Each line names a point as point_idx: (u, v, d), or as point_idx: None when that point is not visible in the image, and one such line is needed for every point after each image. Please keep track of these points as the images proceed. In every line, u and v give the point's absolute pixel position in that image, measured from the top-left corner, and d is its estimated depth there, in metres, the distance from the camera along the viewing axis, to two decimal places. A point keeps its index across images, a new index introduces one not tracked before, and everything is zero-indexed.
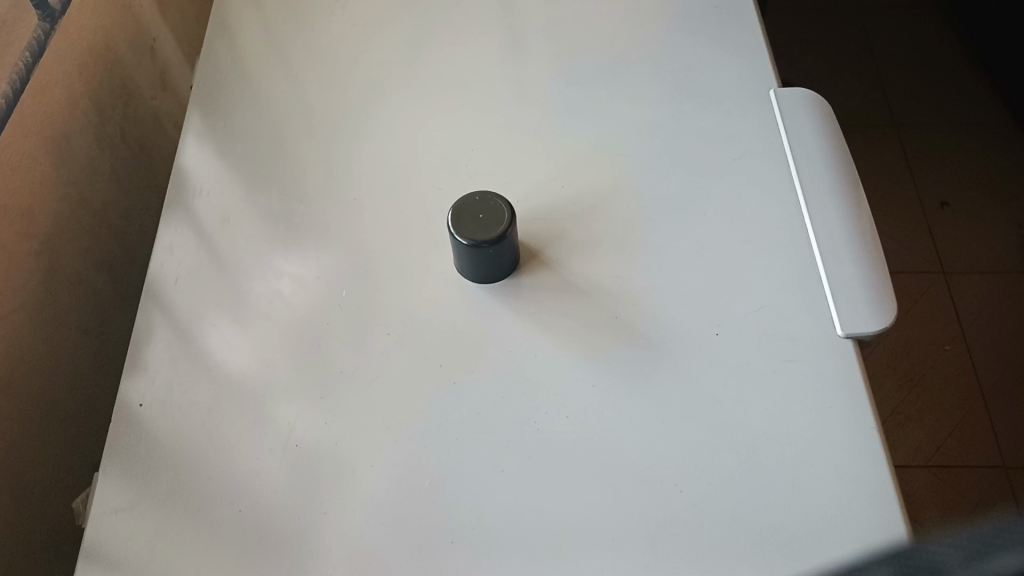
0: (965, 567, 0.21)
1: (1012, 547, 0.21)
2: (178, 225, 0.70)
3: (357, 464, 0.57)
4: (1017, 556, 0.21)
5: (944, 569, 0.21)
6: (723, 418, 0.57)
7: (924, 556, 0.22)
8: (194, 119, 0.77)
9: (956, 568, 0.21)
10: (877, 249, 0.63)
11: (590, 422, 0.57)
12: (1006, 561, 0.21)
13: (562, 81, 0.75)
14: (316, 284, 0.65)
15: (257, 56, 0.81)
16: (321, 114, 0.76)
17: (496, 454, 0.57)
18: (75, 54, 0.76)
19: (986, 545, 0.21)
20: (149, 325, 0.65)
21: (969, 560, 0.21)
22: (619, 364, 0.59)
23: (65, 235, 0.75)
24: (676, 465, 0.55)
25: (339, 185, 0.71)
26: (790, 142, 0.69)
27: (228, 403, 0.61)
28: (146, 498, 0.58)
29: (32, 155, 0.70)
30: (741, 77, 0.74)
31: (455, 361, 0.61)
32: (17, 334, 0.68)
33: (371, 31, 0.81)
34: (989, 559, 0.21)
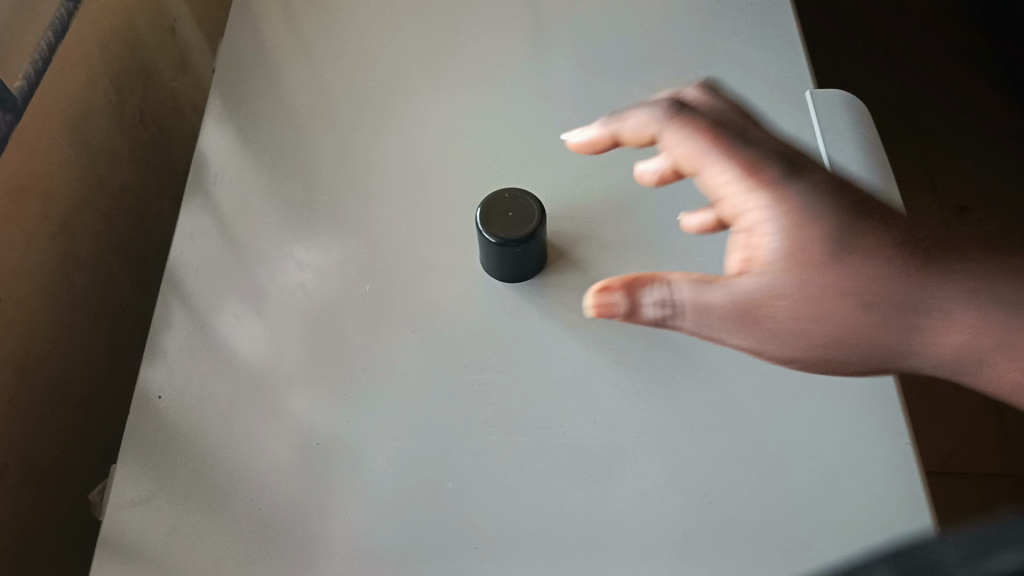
0: (965, 566, 0.21)
1: (1009, 545, 0.20)
2: (198, 213, 0.69)
3: (380, 463, 0.56)
4: (1014, 554, 0.20)
5: (944, 569, 0.21)
6: (754, 428, 0.56)
7: (924, 553, 0.22)
8: (215, 104, 0.75)
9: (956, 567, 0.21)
10: None
11: (617, 428, 0.56)
12: (1005, 560, 0.20)
13: (593, 76, 0.74)
14: (337, 278, 0.64)
15: (279, 41, 0.79)
16: (346, 102, 0.74)
17: (522, 457, 0.56)
18: (96, 34, 0.74)
19: (983, 544, 0.21)
20: (167, 314, 0.64)
21: (969, 559, 0.21)
22: (648, 369, 0.58)
23: (82, 217, 0.74)
24: (705, 475, 0.54)
25: (363, 176, 0.69)
26: (821, 140, 0.68)
27: (248, 395, 0.60)
28: (164, 491, 0.57)
29: (50, 135, 0.69)
30: (776, 80, 0.73)
31: (479, 362, 0.60)
32: (34, 318, 0.67)
33: (396, 18, 0.80)
34: (986, 556, 0.20)
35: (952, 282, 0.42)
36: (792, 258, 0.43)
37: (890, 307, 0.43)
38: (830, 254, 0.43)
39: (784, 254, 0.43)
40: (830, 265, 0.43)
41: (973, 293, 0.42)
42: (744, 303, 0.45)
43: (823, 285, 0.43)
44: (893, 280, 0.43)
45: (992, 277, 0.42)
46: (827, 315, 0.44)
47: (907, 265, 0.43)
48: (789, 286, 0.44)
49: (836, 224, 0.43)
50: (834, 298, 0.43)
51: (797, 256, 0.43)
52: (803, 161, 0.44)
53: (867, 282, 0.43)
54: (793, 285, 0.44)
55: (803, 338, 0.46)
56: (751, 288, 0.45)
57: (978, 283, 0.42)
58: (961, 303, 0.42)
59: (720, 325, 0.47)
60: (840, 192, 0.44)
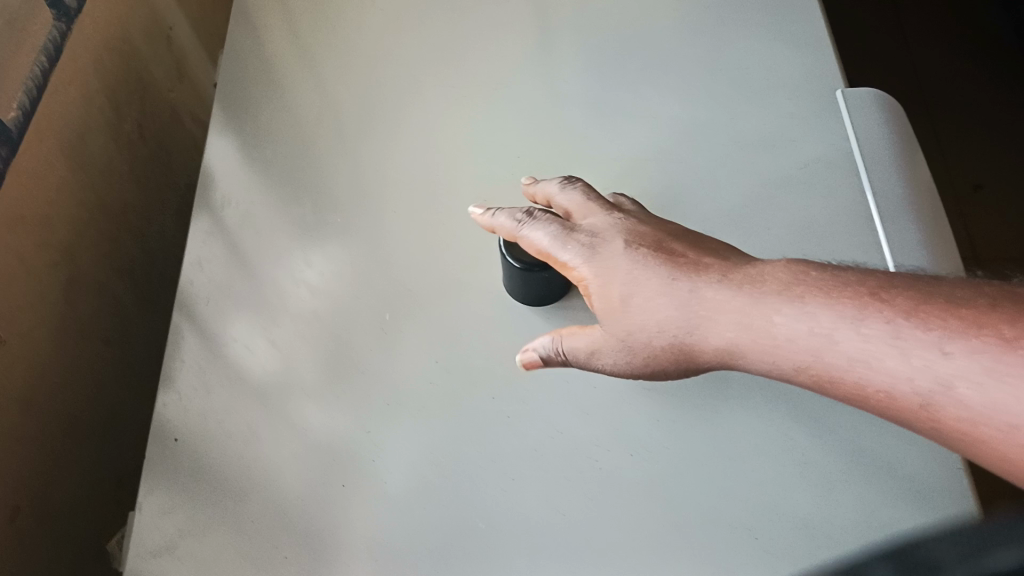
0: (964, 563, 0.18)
1: (1008, 542, 0.17)
2: (206, 239, 0.66)
3: (407, 503, 0.54)
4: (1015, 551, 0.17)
5: (940, 568, 0.18)
6: (797, 456, 0.54)
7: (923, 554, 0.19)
8: (218, 121, 0.72)
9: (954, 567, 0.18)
10: (950, 265, 0.60)
11: (654, 460, 0.54)
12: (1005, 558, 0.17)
13: (610, 79, 0.70)
14: (353, 302, 0.62)
15: (281, 50, 0.76)
16: (354, 115, 0.71)
17: (557, 493, 0.53)
18: (90, 49, 0.71)
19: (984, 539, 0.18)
20: (178, 349, 0.61)
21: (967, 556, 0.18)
22: (685, 395, 0.56)
23: (83, 242, 0.71)
24: (749, 508, 0.52)
25: (376, 195, 0.66)
26: (856, 147, 0.66)
27: (268, 434, 0.57)
28: (187, 537, 0.55)
29: (48, 160, 0.66)
30: (802, 78, 0.70)
31: (507, 391, 0.57)
32: (40, 352, 0.65)
33: (402, 23, 0.76)
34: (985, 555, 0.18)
35: (745, 286, 0.44)
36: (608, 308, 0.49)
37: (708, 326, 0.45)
38: (641, 287, 0.47)
39: (606, 297, 0.49)
40: (643, 296, 0.47)
41: (760, 288, 0.44)
42: (600, 349, 0.50)
43: (640, 317, 0.47)
44: (697, 295, 0.46)
45: (800, 286, 0.42)
46: (657, 344, 0.47)
47: (708, 291, 0.45)
48: (617, 324, 0.48)
49: (636, 267, 0.48)
50: (651, 327, 0.47)
51: (610, 305, 0.49)
52: (610, 225, 0.51)
53: (674, 304, 0.46)
54: (621, 328, 0.48)
55: (661, 370, 0.49)
56: (596, 335, 0.50)
57: (762, 280, 0.44)
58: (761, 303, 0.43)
59: (595, 369, 0.52)
60: (642, 237, 0.50)
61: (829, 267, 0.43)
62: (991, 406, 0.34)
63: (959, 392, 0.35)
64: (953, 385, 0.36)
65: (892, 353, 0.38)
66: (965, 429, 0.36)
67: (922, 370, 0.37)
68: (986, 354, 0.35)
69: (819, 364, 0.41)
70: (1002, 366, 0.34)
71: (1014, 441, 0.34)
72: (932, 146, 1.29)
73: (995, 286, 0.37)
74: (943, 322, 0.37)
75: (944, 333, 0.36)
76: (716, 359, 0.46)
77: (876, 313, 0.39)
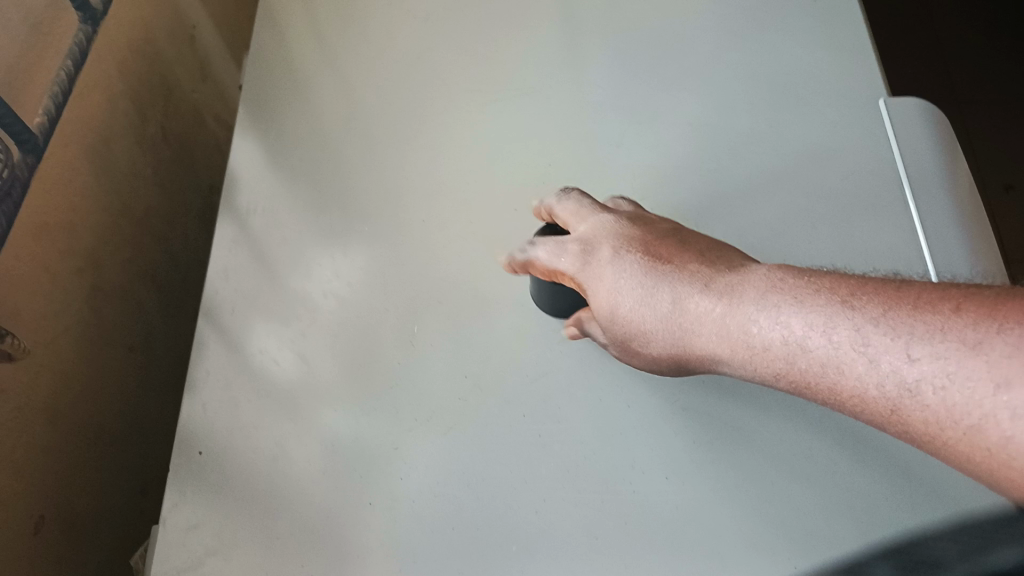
0: (964, 562, 0.22)
1: None
2: (231, 248, 0.65)
3: (436, 522, 0.53)
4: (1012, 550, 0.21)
5: None
6: (839, 481, 0.52)
7: None
8: (245, 127, 0.71)
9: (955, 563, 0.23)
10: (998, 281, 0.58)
11: (690, 484, 0.52)
12: None
13: (644, 84, 0.69)
14: (378, 313, 0.60)
15: (307, 54, 0.75)
16: (381, 120, 0.70)
17: (591, 515, 0.52)
18: (114, 52, 0.70)
19: None
20: (202, 359, 0.60)
21: (965, 555, 0.23)
22: (722, 417, 0.54)
23: (107, 247, 0.70)
24: (790, 535, 0.51)
25: (403, 204, 0.65)
26: (899, 158, 0.64)
27: (294, 449, 0.56)
28: (213, 555, 0.54)
29: (72, 165, 0.65)
30: (844, 85, 0.67)
31: (539, 409, 0.55)
32: (64, 360, 0.64)
33: (430, 25, 0.75)
34: (980, 554, 0.22)
35: (724, 293, 0.43)
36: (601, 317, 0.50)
37: (689, 338, 0.45)
38: (625, 297, 0.47)
39: (597, 306, 0.50)
40: (626, 310, 0.47)
41: (737, 297, 0.42)
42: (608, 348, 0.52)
43: (625, 328, 0.48)
44: (678, 306, 0.45)
45: (776, 291, 0.41)
46: (649, 350, 0.48)
47: (688, 300, 0.45)
48: (610, 331, 0.50)
49: (621, 277, 0.48)
50: (640, 335, 0.48)
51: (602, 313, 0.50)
52: (601, 232, 0.51)
53: (656, 313, 0.46)
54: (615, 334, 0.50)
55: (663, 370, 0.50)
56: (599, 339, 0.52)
57: (741, 288, 0.43)
58: (734, 316, 0.42)
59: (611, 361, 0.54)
60: (630, 244, 0.49)
61: (811, 270, 0.42)
62: (953, 408, 0.33)
63: (924, 396, 0.34)
64: (919, 391, 0.35)
65: (859, 359, 0.37)
66: (932, 431, 0.35)
67: (890, 374, 0.36)
68: (952, 358, 0.33)
69: (796, 370, 0.40)
70: (962, 369, 0.33)
71: (976, 442, 0.33)
72: (963, 146, 1.26)
73: (967, 286, 0.36)
74: (910, 328, 0.35)
75: (909, 337, 0.35)
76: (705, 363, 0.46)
77: (845, 321, 0.37)
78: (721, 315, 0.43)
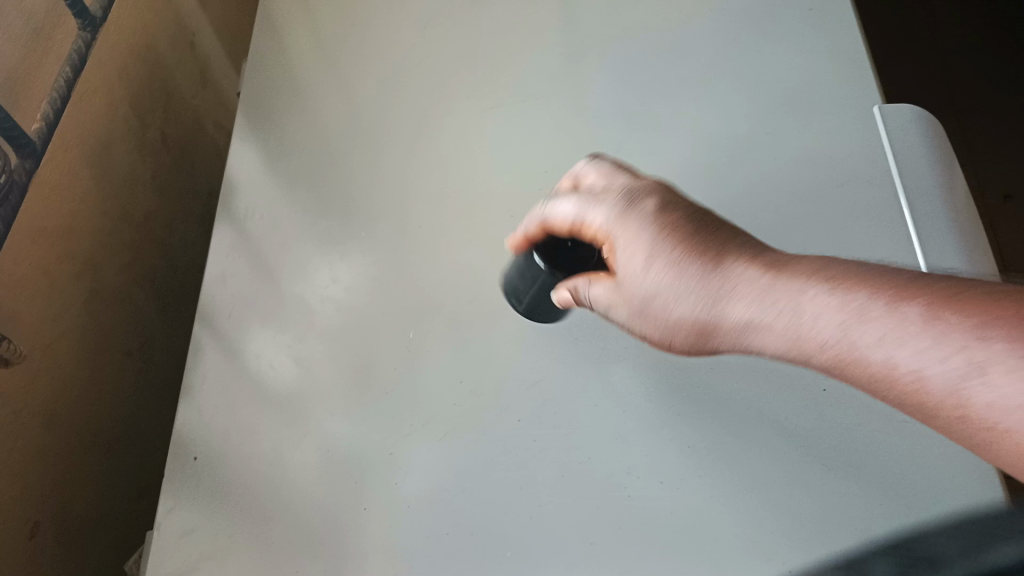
0: (965, 558, 0.19)
1: (1010, 538, 0.19)
2: (230, 255, 0.66)
3: (431, 528, 0.53)
4: (1015, 546, 0.18)
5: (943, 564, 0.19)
6: (836, 487, 0.52)
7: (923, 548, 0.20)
8: (244, 134, 0.72)
9: (958, 559, 0.19)
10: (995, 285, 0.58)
11: (686, 488, 0.52)
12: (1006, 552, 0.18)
13: (643, 91, 0.69)
14: (374, 319, 0.61)
15: (307, 61, 0.76)
16: (380, 126, 0.70)
17: (586, 519, 0.52)
18: (114, 58, 0.71)
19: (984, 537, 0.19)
20: (199, 365, 0.61)
21: (969, 551, 0.19)
22: (718, 423, 0.54)
23: (106, 252, 0.70)
24: (786, 541, 0.50)
25: (401, 211, 0.65)
26: (894, 163, 0.64)
27: (291, 455, 0.57)
28: (207, 560, 0.54)
29: (72, 170, 0.65)
30: (843, 91, 0.68)
31: (535, 413, 0.56)
32: (62, 364, 0.64)
33: (429, 32, 0.75)
34: (986, 551, 0.19)
35: (776, 264, 0.40)
36: (626, 269, 0.45)
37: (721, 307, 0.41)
38: (663, 250, 0.43)
39: (625, 258, 0.45)
40: (650, 273, 0.43)
41: (787, 269, 0.40)
42: (613, 309, 0.48)
43: (647, 293, 0.44)
44: (722, 268, 0.41)
45: (838, 270, 0.38)
46: (671, 312, 0.44)
47: (733, 264, 0.41)
48: (631, 288, 0.45)
49: (659, 229, 0.44)
50: (668, 292, 0.43)
51: (629, 262, 0.45)
52: (642, 189, 0.47)
53: (696, 270, 0.42)
54: (636, 290, 0.45)
55: (674, 338, 0.46)
56: (611, 296, 0.47)
57: (797, 261, 0.40)
58: (781, 286, 0.39)
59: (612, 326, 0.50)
60: (674, 204, 0.45)
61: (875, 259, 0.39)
62: (1007, 397, 0.31)
63: (980, 385, 0.32)
64: (977, 378, 0.32)
65: (922, 337, 0.34)
66: (982, 422, 0.33)
67: (951, 357, 0.33)
68: (967, 353, 0.33)
69: (843, 341, 0.37)
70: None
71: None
72: (963, 154, 1.26)
73: None
74: (980, 315, 0.33)
75: (979, 323, 0.33)
76: (731, 330, 0.42)
77: (912, 300, 0.35)
78: (768, 284, 0.40)
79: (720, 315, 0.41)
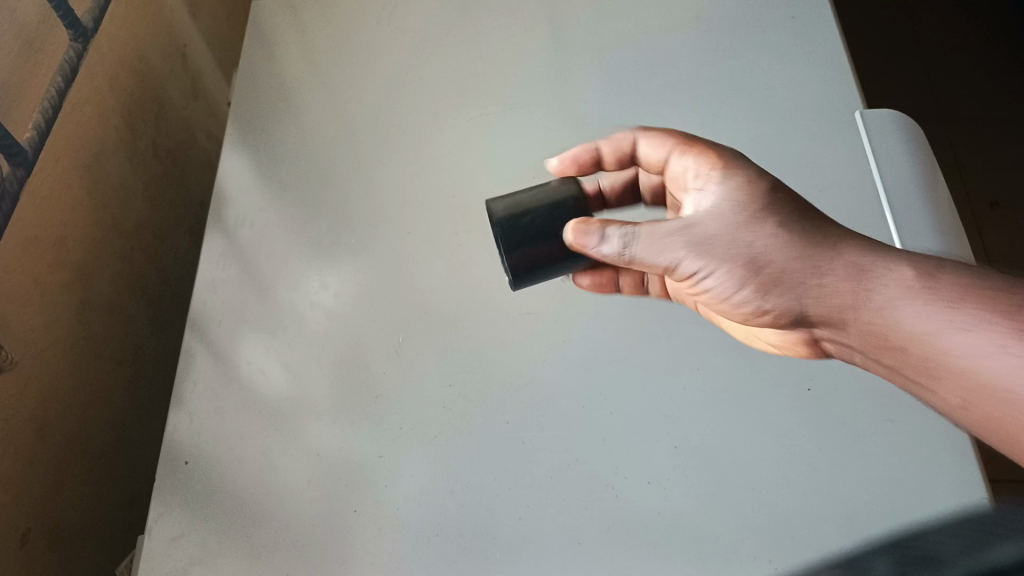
0: (964, 557, 0.17)
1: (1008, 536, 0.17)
2: (220, 261, 0.66)
3: (420, 529, 0.54)
4: (1015, 545, 0.17)
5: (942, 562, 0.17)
6: (821, 484, 0.52)
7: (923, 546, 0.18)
8: (235, 142, 0.73)
9: (957, 560, 0.17)
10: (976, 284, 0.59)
11: (673, 487, 0.53)
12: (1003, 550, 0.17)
13: (628, 98, 0.70)
14: (364, 323, 0.61)
15: (296, 71, 0.77)
16: (369, 134, 0.71)
17: (574, 519, 0.53)
18: (106, 69, 0.71)
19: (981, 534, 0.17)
20: (190, 369, 0.62)
21: (969, 549, 0.17)
22: (705, 422, 0.55)
23: (97, 260, 0.71)
24: (772, 538, 0.51)
25: (389, 217, 0.66)
26: (876, 168, 0.65)
27: (281, 458, 0.57)
28: (197, 565, 0.55)
29: (64, 179, 0.66)
30: (824, 97, 0.69)
31: (523, 415, 0.56)
32: (53, 372, 0.64)
33: (418, 41, 0.76)
34: (986, 549, 0.17)
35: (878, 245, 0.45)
36: (739, 192, 0.47)
37: (787, 258, 0.44)
38: (787, 196, 0.46)
39: (745, 185, 0.47)
40: (728, 219, 0.46)
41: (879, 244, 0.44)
42: (687, 230, 0.47)
43: (715, 234, 0.46)
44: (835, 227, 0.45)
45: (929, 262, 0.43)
46: (770, 233, 0.44)
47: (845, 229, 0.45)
48: (738, 208, 0.46)
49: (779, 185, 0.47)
50: (785, 218, 0.45)
51: (745, 189, 0.47)
52: None
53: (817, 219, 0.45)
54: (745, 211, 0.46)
55: (749, 260, 0.45)
56: (704, 214, 0.47)
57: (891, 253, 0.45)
58: (853, 254, 0.43)
59: (666, 248, 0.47)
60: None
61: None
62: None
63: None
64: None
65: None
66: None
67: None
68: None
69: (948, 282, 0.40)
70: None
71: None
72: None
73: None
74: None
75: None
76: (826, 260, 0.43)
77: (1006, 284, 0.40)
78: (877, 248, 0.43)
79: (786, 264, 0.44)
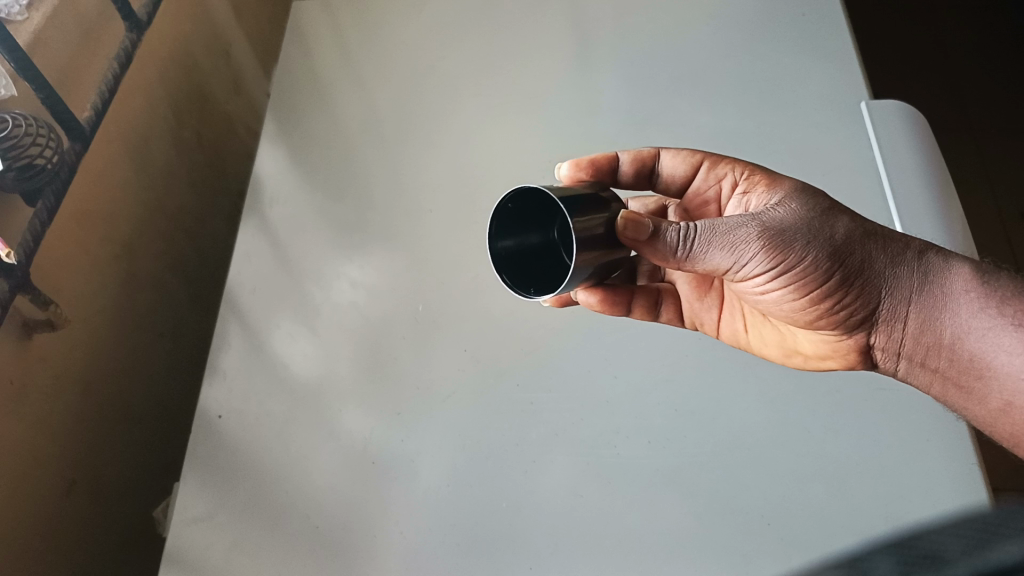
0: (969, 557, 0.12)
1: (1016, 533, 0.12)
2: (254, 236, 0.71)
3: (428, 482, 0.57)
4: (1019, 543, 0.12)
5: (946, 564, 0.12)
6: (813, 448, 0.55)
7: (927, 542, 0.13)
8: (270, 129, 0.78)
9: (960, 562, 0.13)
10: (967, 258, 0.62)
11: (670, 447, 0.56)
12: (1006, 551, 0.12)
13: (642, 89, 0.73)
14: (387, 293, 0.65)
15: (330, 65, 0.82)
16: (393, 122, 0.76)
17: (578, 476, 0.56)
18: (155, 61, 0.77)
19: (990, 527, 0.13)
20: (225, 332, 0.67)
21: (974, 548, 0.12)
22: (702, 389, 0.57)
23: (143, 239, 0.76)
24: (764, 497, 0.53)
25: (410, 198, 0.70)
26: (878, 153, 0.67)
27: (305, 415, 0.61)
28: (223, 508, 0.59)
29: (114, 160, 0.71)
30: (831, 89, 0.71)
31: (530, 381, 0.59)
32: (98, 338, 0.69)
33: (443, 37, 0.81)
34: (988, 546, 0.12)
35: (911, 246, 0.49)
36: (802, 193, 0.48)
37: (864, 247, 0.45)
38: None
39: (800, 186, 0.49)
40: (801, 212, 0.46)
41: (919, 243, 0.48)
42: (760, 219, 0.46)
43: (792, 225, 0.45)
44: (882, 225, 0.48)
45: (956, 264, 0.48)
46: (843, 228, 0.46)
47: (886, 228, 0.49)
48: (805, 204, 0.47)
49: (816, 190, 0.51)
50: (850, 214, 0.46)
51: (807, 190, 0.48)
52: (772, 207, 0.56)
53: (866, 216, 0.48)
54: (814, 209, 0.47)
55: (830, 255, 0.45)
56: (773, 211, 0.47)
57: None
58: (920, 246, 0.46)
59: (741, 238, 0.45)
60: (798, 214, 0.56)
61: None
62: None
63: None
64: None
65: None
66: None
67: None
68: None
69: (1006, 279, 0.44)
70: None
71: None
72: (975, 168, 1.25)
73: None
74: None
75: None
76: (896, 257, 0.45)
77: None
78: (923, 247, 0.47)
79: (865, 253, 0.45)
